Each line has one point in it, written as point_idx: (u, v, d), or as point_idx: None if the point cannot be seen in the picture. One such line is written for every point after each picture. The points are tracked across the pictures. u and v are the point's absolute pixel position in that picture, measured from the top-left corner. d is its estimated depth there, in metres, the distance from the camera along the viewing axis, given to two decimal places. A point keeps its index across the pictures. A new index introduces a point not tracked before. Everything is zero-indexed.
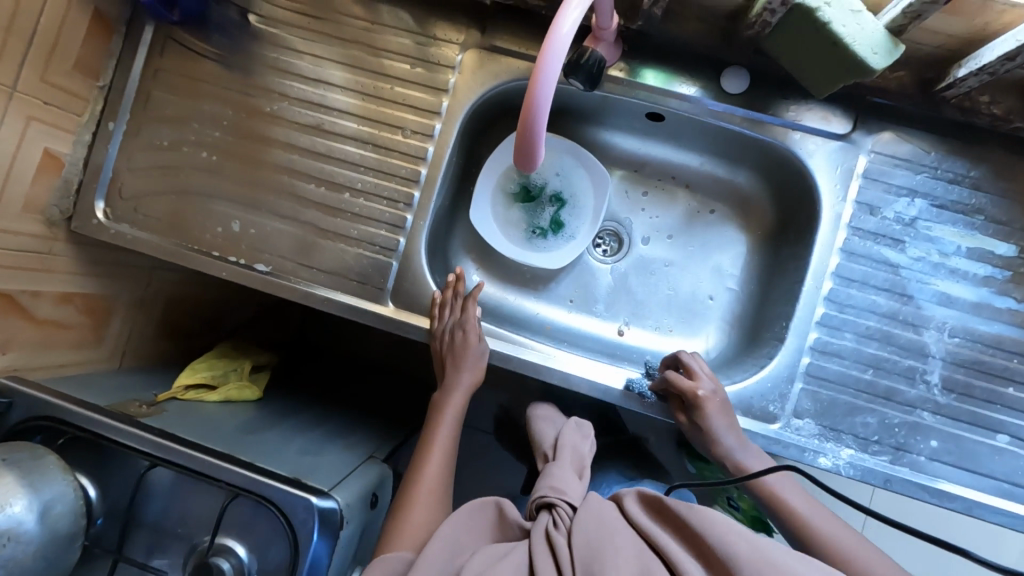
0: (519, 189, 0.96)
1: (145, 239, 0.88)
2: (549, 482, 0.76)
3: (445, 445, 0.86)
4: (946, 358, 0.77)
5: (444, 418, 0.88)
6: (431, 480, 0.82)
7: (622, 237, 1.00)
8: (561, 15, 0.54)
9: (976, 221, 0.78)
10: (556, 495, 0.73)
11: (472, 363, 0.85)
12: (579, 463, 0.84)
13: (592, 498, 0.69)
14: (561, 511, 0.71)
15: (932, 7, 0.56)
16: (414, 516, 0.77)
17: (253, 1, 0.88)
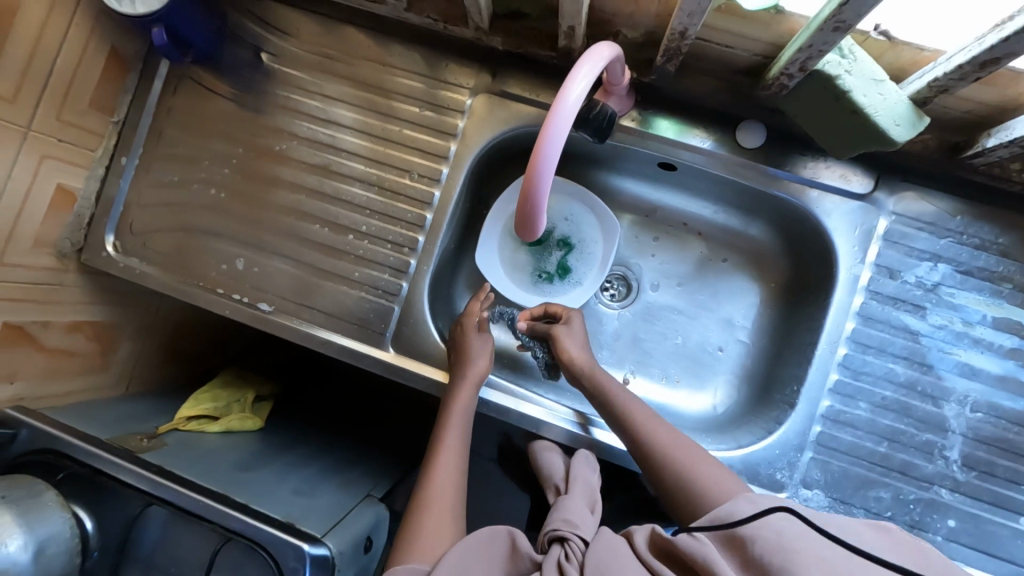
0: None
1: (152, 274, 0.89)
2: (562, 515, 0.68)
3: (456, 449, 0.77)
4: (967, 433, 0.73)
5: (453, 419, 0.78)
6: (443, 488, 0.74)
7: (630, 282, 0.97)
8: (566, 88, 0.52)
9: (1004, 289, 0.74)
10: (568, 529, 0.66)
11: (478, 358, 0.80)
12: (592, 496, 0.74)
13: (604, 533, 0.63)
14: (572, 547, 0.63)
15: (959, 84, 0.53)
16: (428, 526, 0.69)
17: (267, 40, 0.89)
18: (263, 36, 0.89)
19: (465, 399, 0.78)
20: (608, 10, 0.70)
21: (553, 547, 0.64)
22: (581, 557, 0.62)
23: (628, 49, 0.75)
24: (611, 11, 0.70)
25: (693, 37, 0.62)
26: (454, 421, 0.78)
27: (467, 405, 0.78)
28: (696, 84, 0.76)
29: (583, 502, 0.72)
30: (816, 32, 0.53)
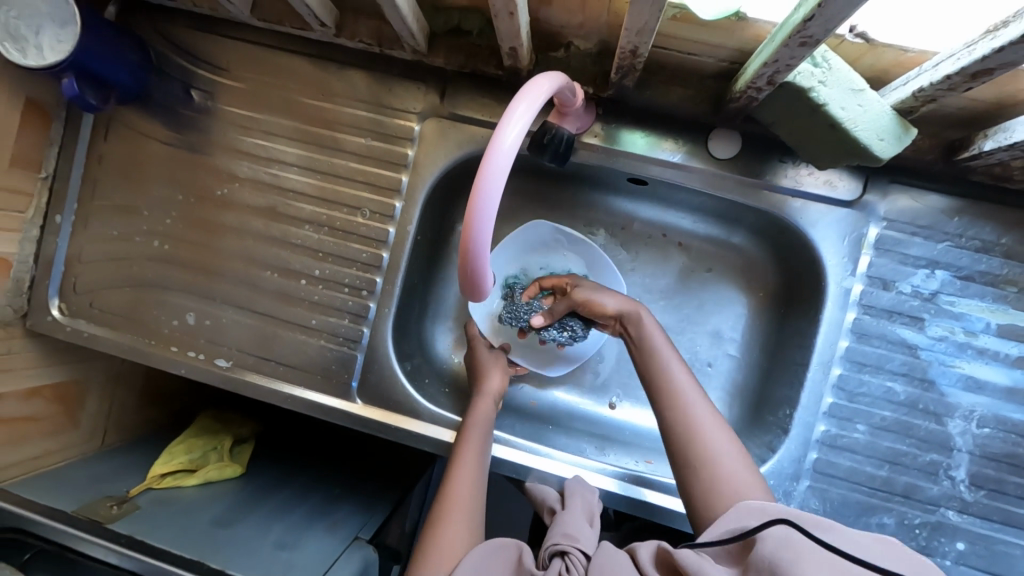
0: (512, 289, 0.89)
1: (102, 336, 0.84)
2: (560, 530, 0.61)
3: (475, 456, 0.69)
4: (974, 451, 0.68)
5: (471, 427, 0.72)
6: (462, 496, 0.65)
7: None
8: (500, 129, 0.46)
9: (1008, 293, 0.68)
10: (569, 542, 0.59)
11: (491, 367, 0.80)
12: (591, 508, 0.67)
13: (606, 547, 0.56)
14: (574, 559, 0.56)
15: (948, 94, 0.47)
16: (448, 538, 0.60)
17: (196, 75, 0.82)
18: (192, 70, 0.82)
19: (488, 408, 0.75)
20: (555, 22, 0.63)
21: (551, 562, 0.56)
22: (582, 572, 0.55)
23: (583, 60, 0.68)
24: (559, 23, 0.63)
25: (646, 54, 0.55)
26: (472, 429, 0.72)
27: (489, 414, 0.75)
28: (662, 92, 0.69)
29: (581, 512, 0.65)
30: (781, 47, 0.46)
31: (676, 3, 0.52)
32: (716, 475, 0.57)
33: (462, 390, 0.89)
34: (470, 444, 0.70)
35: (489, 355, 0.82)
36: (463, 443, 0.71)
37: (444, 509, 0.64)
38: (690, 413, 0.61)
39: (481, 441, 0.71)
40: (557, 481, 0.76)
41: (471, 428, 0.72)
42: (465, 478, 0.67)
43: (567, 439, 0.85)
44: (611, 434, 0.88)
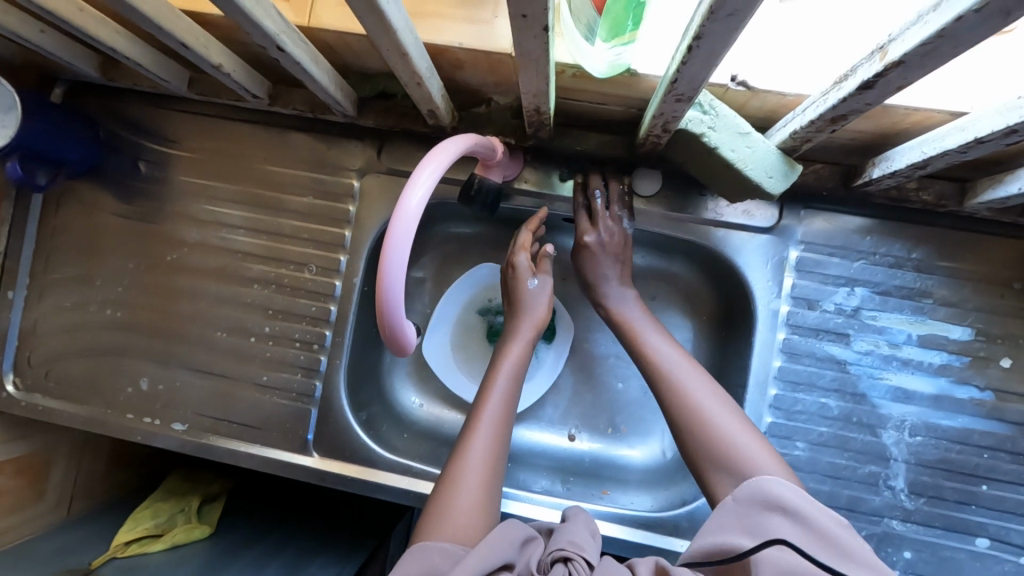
0: (474, 333, 0.93)
1: (58, 408, 0.85)
2: (564, 536, 0.57)
3: (500, 411, 0.67)
4: (910, 460, 0.70)
5: (497, 378, 0.69)
6: (480, 461, 0.63)
7: (563, 321, 0.92)
8: (406, 191, 0.49)
9: (924, 304, 0.71)
10: (573, 549, 0.55)
11: (532, 301, 0.75)
12: (591, 525, 0.61)
13: (608, 560, 0.53)
14: (577, 566, 0.52)
15: (819, 134, 0.50)
16: (464, 497, 0.60)
17: (143, 148, 0.85)
18: (139, 144, 0.85)
19: (517, 356, 0.71)
20: (472, 82, 0.67)
21: (553, 568, 0.52)
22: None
23: (504, 114, 0.72)
24: (476, 83, 0.67)
25: (550, 111, 0.58)
26: (499, 380, 0.69)
27: (518, 361, 0.71)
28: (579, 140, 0.73)
29: (583, 526, 0.60)
30: (662, 102, 0.50)
31: (570, 63, 0.54)
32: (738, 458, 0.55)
33: (422, 434, 0.90)
34: (495, 400, 0.68)
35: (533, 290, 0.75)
36: (488, 397, 0.68)
37: (460, 468, 0.62)
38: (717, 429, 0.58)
39: (507, 397, 0.68)
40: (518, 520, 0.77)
41: (497, 380, 0.69)
42: (487, 435, 0.65)
43: (525, 474, 0.86)
44: (573, 467, 0.89)
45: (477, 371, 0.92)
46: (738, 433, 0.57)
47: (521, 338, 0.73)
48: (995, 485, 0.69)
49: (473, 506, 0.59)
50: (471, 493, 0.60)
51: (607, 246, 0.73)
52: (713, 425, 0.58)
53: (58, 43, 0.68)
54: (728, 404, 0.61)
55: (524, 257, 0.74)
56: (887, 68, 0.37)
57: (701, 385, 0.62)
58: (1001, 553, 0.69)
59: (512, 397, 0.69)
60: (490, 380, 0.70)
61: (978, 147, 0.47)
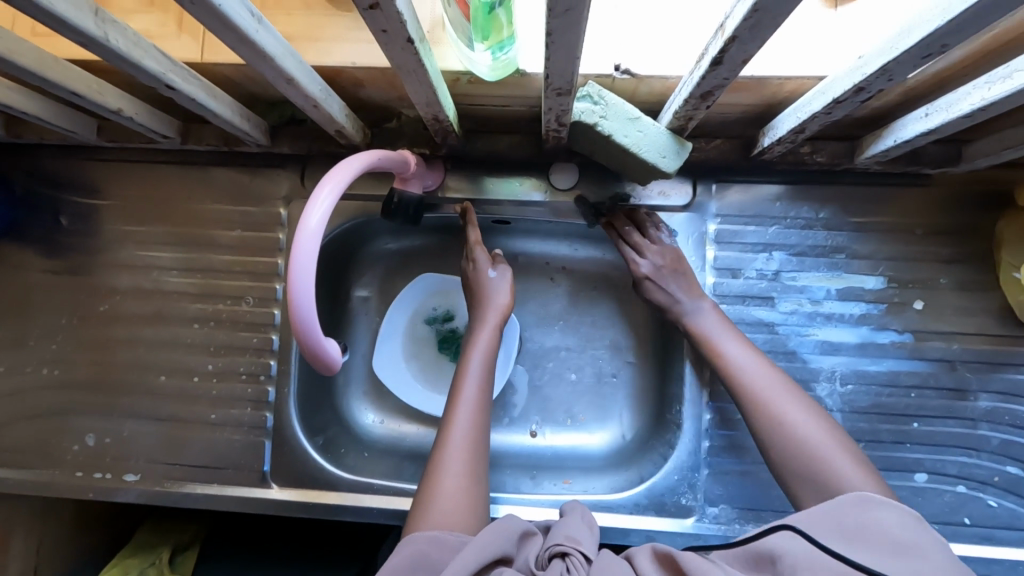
0: (424, 344, 0.94)
1: (4, 476, 0.82)
2: (561, 532, 0.57)
3: (477, 395, 0.69)
4: (844, 409, 0.74)
5: (469, 367, 0.70)
6: (461, 447, 0.64)
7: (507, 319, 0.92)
8: (307, 210, 0.50)
9: (839, 260, 0.75)
10: (570, 544, 0.55)
11: (498, 290, 0.76)
12: (590, 519, 0.61)
13: (607, 553, 0.53)
14: (574, 561, 0.52)
15: (698, 112, 0.53)
16: (447, 487, 0.61)
17: (62, 202, 0.84)
18: (57, 198, 0.84)
19: (488, 342, 0.73)
20: (377, 99, 0.68)
21: (551, 564, 0.52)
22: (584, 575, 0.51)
23: (415, 126, 0.73)
24: (382, 99, 0.68)
25: (450, 118, 0.60)
26: (472, 365, 0.71)
27: (488, 347, 0.72)
28: (493, 144, 0.75)
29: (581, 521, 0.60)
30: (547, 98, 0.52)
31: (462, 69, 0.57)
32: (825, 472, 0.56)
33: (384, 451, 0.90)
34: (469, 389, 0.69)
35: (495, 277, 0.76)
36: (461, 387, 0.69)
37: (441, 459, 0.63)
38: (811, 450, 0.58)
39: (482, 384, 0.70)
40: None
41: (470, 370, 0.70)
42: (465, 424, 0.66)
43: (491, 476, 0.87)
44: (537, 462, 0.90)
45: (430, 380, 0.93)
46: (826, 447, 0.58)
47: (487, 323, 0.74)
48: (925, 421, 0.73)
49: (456, 492, 0.61)
50: (453, 480, 0.62)
51: (663, 269, 0.72)
52: (807, 442, 0.59)
53: None
54: (819, 416, 0.61)
55: (481, 251, 0.76)
56: (727, 43, 0.40)
57: (789, 398, 0.62)
58: (940, 485, 0.72)
59: (488, 380, 0.71)
60: (464, 368, 0.71)
61: (839, 107, 0.50)
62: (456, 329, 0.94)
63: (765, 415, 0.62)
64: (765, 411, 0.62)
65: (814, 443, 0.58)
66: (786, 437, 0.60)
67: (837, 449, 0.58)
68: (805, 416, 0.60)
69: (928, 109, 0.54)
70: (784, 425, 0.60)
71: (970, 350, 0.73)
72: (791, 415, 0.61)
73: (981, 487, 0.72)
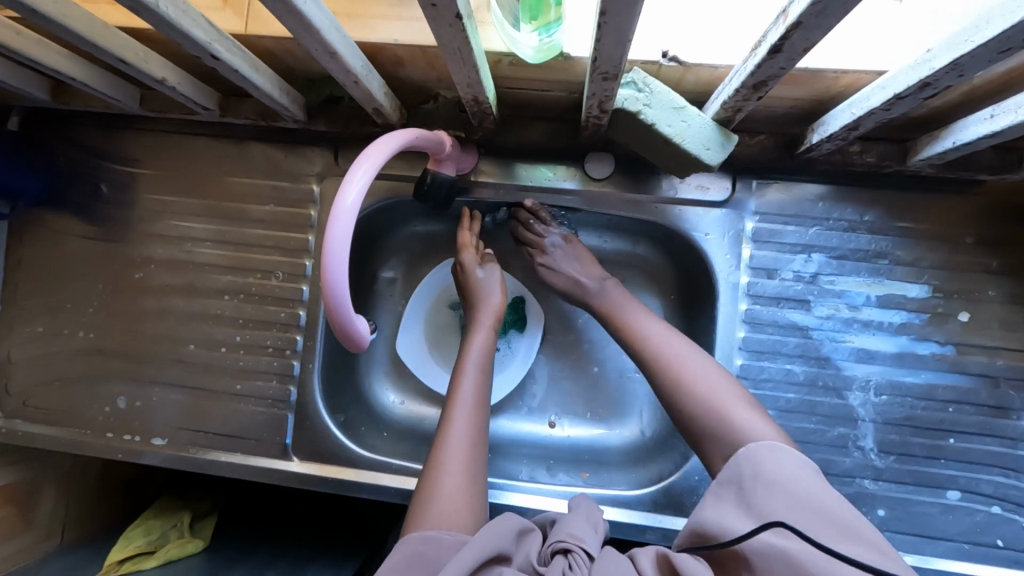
0: (447, 328, 0.94)
1: (38, 433, 0.85)
2: (565, 528, 0.57)
3: (474, 394, 0.69)
4: (877, 419, 0.71)
5: (466, 367, 0.71)
6: (460, 446, 0.65)
7: (532, 310, 0.92)
8: (345, 182, 0.50)
9: (880, 265, 0.72)
10: (573, 541, 0.55)
11: (492, 292, 0.77)
12: (595, 516, 0.61)
13: (609, 551, 0.53)
14: (577, 558, 0.52)
15: (748, 103, 0.51)
16: (446, 486, 0.61)
17: (102, 170, 0.86)
18: (98, 165, 0.86)
19: (483, 342, 0.74)
20: (416, 78, 0.68)
21: (553, 561, 0.53)
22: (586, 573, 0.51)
23: (451, 108, 0.73)
24: (420, 79, 0.67)
25: (490, 100, 0.59)
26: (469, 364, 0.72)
27: (484, 349, 0.73)
28: (528, 130, 0.74)
29: (585, 518, 0.60)
30: (591, 83, 0.51)
31: (504, 50, 0.56)
32: (725, 425, 0.56)
33: (403, 433, 0.91)
34: (466, 389, 0.69)
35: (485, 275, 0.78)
36: (458, 388, 0.70)
37: (441, 458, 0.64)
38: (716, 405, 0.58)
39: (480, 384, 0.71)
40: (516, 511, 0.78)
41: (467, 369, 0.71)
42: (462, 424, 0.66)
43: (509, 464, 0.86)
44: (554, 453, 0.89)
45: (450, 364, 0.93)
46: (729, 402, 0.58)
47: (483, 324, 0.75)
48: (962, 438, 0.70)
49: (457, 493, 0.60)
50: (453, 480, 0.61)
51: (556, 258, 0.79)
52: (709, 398, 0.59)
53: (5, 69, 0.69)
54: (726, 377, 0.62)
55: (470, 253, 0.78)
56: (789, 30, 0.38)
57: (699, 362, 0.63)
58: (974, 504, 0.70)
59: (484, 379, 0.71)
60: (460, 369, 0.71)
61: (899, 103, 0.48)
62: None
63: (670, 380, 0.63)
64: (668, 374, 0.63)
65: (716, 402, 0.58)
66: (686, 395, 0.61)
67: (730, 402, 0.58)
68: (709, 376, 0.61)
69: (994, 110, 0.52)
70: (685, 386, 0.61)
71: (1014, 367, 0.70)
72: (692, 376, 0.62)
73: (1017, 509, 0.69)
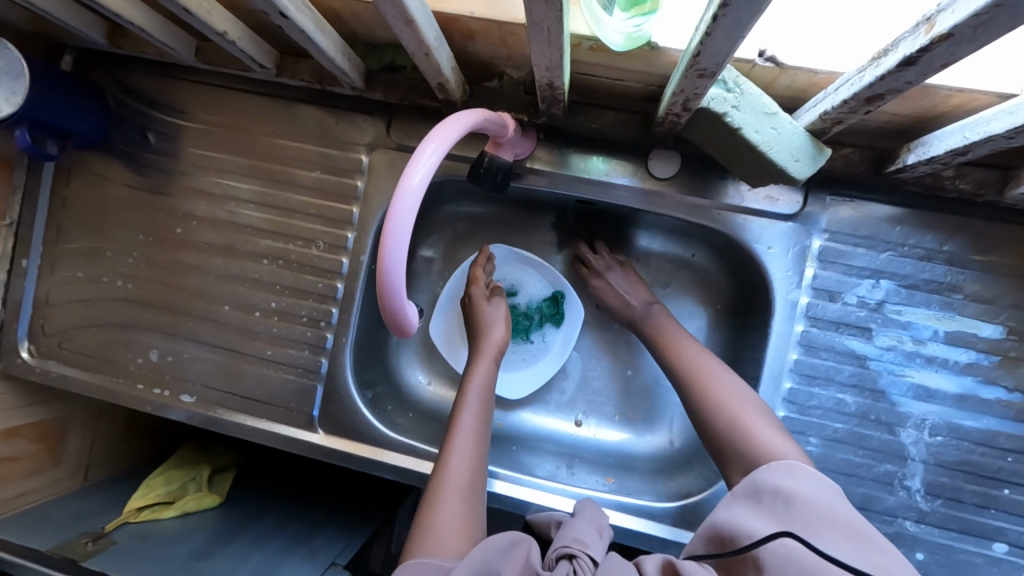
0: None
1: (71, 376, 0.86)
2: (568, 534, 0.55)
3: (477, 417, 0.67)
4: (928, 460, 0.68)
5: (468, 396, 0.69)
6: (462, 470, 0.62)
7: (570, 304, 0.89)
8: (412, 164, 0.48)
9: (954, 300, 0.67)
10: (577, 546, 0.53)
11: (496, 323, 0.76)
12: (599, 520, 0.60)
13: (613, 558, 0.51)
14: (581, 563, 0.50)
15: (852, 116, 0.47)
16: (446, 512, 0.58)
17: (151, 119, 0.84)
18: (147, 113, 0.85)
19: (487, 370, 0.72)
20: (483, 55, 0.64)
21: (558, 565, 0.50)
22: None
23: (516, 89, 0.69)
24: (488, 55, 0.64)
25: (565, 86, 0.55)
26: (473, 385, 0.70)
27: (488, 375, 0.72)
28: (593, 119, 0.70)
29: (589, 523, 0.58)
30: (684, 78, 0.47)
31: (588, 34, 0.52)
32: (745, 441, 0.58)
33: (427, 415, 0.90)
34: (468, 418, 0.67)
35: (490, 309, 0.78)
36: (460, 415, 0.67)
37: (439, 487, 0.61)
38: (737, 422, 0.59)
39: (481, 413, 0.68)
40: (515, 503, 0.75)
41: (469, 396, 0.69)
42: (463, 453, 0.63)
43: (531, 458, 0.85)
44: (577, 452, 0.88)
45: None
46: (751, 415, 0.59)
47: (485, 354, 0.74)
48: (1018, 490, 0.66)
49: (457, 520, 0.58)
50: (454, 508, 0.59)
51: (615, 274, 0.83)
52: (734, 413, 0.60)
53: (64, 7, 0.67)
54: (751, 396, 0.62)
55: (476, 288, 0.80)
56: (933, 42, 0.34)
57: (731, 381, 0.64)
58: (1021, 560, 0.66)
59: (487, 404, 0.69)
60: (463, 394, 0.69)
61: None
62: (517, 306, 0.90)
63: (700, 393, 0.64)
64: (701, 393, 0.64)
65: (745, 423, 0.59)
66: (716, 405, 0.62)
67: (755, 419, 0.59)
68: (740, 395, 0.62)
69: None
70: (712, 402, 0.62)
71: None
72: (723, 394, 0.63)
73: None
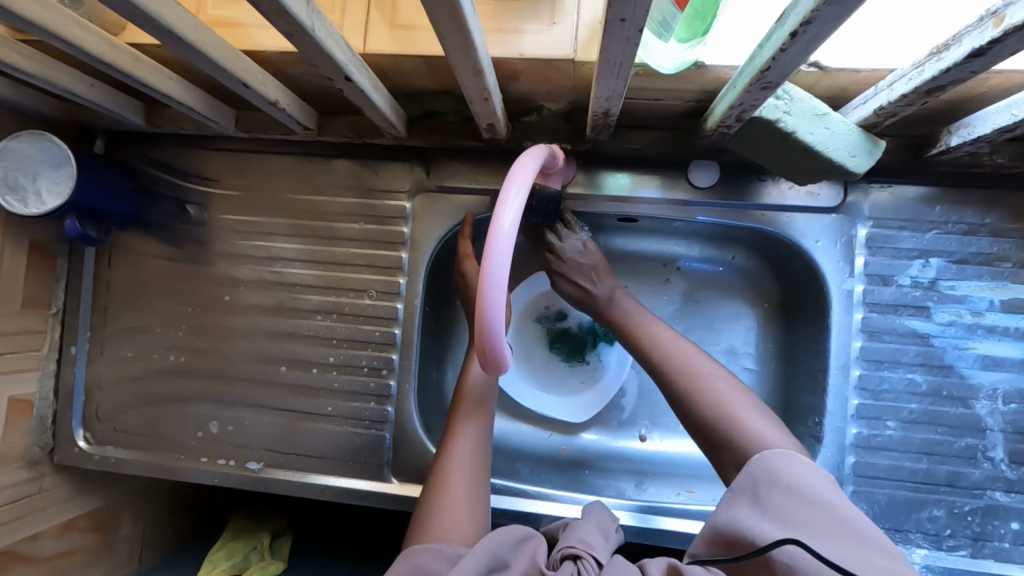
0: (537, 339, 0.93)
1: (129, 458, 0.85)
2: (574, 534, 0.56)
3: (482, 406, 0.68)
4: (1006, 429, 0.69)
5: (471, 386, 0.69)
6: (464, 461, 0.63)
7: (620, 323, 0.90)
8: (500, 209, 0.48)
9: (1004, 269, 0.70)
10: (583, 548, 0.54)
11: None
12: (608, 521, 0.61)
13: (619, 558, 0.52)
14: (585, 565, 0.51)
15: (908, 108, 0.50)
16: (450, 502, 0.60)
17: (187, 191, 0.85)
18: (182, 186, 0.85)
19: None
20: (525, 91, 0.66)
21: (562, 565, 0.51)
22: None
23: (555, 120, 0.72)
24: (529, 91, 0.66)
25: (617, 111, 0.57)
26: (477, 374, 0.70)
27: None
28: (632, 140, 0.72)
29: (597, 523, 0.59)
30: (744, 92, 0.49)
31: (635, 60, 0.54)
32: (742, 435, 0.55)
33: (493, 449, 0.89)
34: (471, 408, 0.67)
35: None
36: (464, 403, 0.68)
37: (443, 476, 0.62)
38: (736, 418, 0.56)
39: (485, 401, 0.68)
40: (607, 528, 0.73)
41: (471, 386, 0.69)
42: (466, 445, 0.65)
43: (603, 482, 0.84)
44: (648, 467, 0.87)
45: (542, 378, 0.92)
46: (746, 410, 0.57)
47: None
48: None
49: (461, 509, 0.59)
50: (459, 497, 0.60)
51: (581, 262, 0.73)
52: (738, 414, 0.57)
53: (106, 95, 0.69)
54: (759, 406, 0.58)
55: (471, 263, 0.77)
56: (1005, 34, 0.36)
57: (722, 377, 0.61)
58: None
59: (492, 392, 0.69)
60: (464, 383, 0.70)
61: None
62: (569, 329, 0.92)
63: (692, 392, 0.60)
64: (691, 386, 0.61)
65: (738, 408, 0.57)
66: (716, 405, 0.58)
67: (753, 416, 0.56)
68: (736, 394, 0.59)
69: None
70: (715, 399, 0.59)
71: None
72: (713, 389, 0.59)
73: None
